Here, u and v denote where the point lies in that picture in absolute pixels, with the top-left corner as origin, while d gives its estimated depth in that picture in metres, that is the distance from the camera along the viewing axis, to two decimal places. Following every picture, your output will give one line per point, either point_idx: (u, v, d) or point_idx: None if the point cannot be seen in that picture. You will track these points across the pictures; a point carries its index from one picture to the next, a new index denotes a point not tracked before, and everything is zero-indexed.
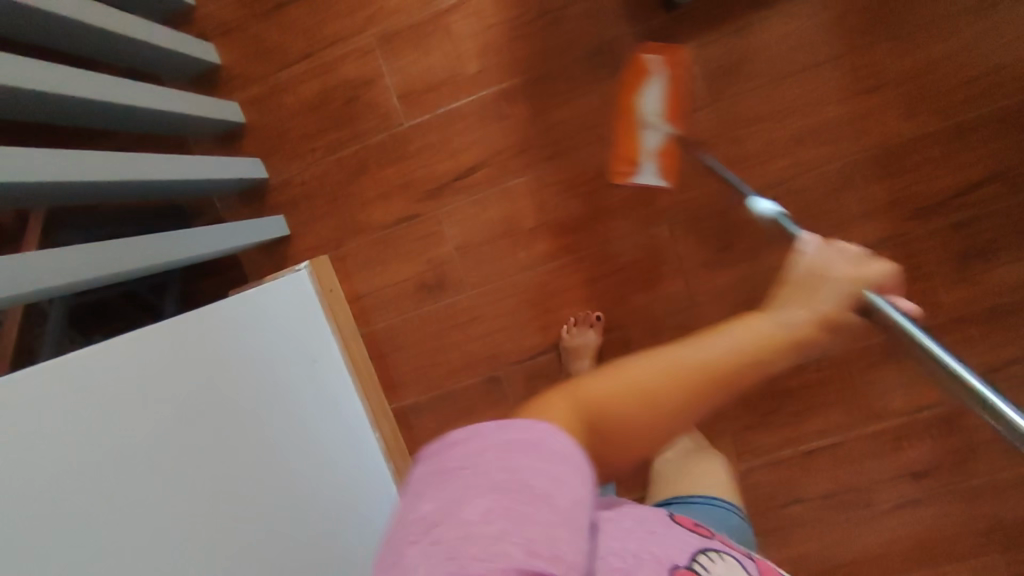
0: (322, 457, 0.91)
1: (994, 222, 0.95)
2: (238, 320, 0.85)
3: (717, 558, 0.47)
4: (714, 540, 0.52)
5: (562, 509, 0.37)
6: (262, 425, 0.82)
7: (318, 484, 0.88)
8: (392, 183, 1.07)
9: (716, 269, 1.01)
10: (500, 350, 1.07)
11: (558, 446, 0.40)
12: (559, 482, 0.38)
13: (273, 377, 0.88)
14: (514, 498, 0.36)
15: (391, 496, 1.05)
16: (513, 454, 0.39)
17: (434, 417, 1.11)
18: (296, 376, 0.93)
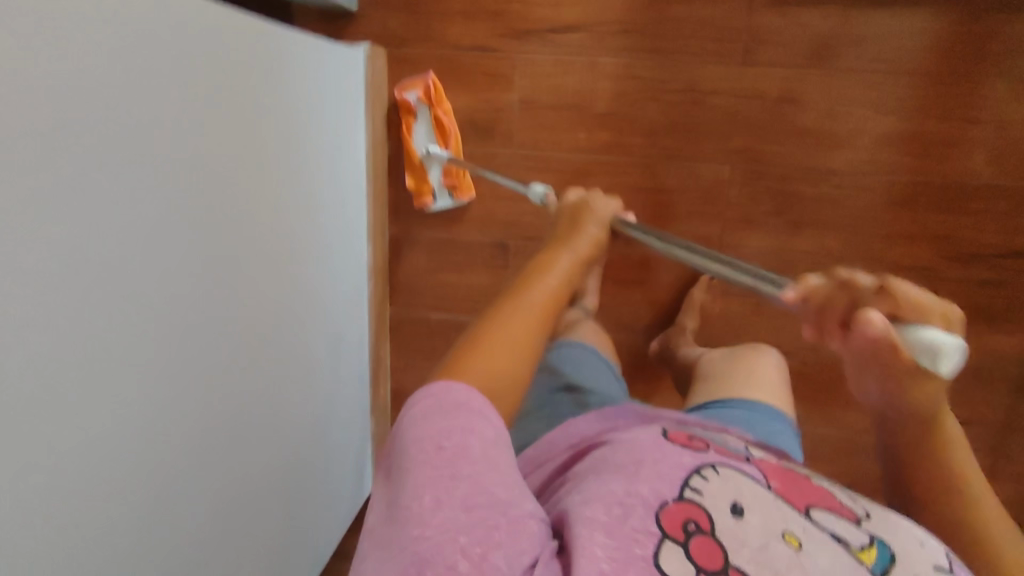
0: (313, 240, 0.85)
1: (1017, 292, 0.98)
2: (291, 55, 0.76)
3: (711, 476, 0.53)
4: (711, 453, 0.58)
5: (475, 456, 0.47)
6: (276, 175, 0.75)
7: (308, 272, 0.85)
8: (481, 6, 0.99)
9: (754, 230, 1.00)
10: (518, 219, 1.04)
11: (467, 400, 0.51)
12: (481, 430, 0.49)
13: (306, 140, 0.81)
14: (435, 464, 0.47)
15: (360, 317, 1.04)
16: (438, 443, 0.48)
17: (427, 256, 1.08)
18: (321, 146, 0.86)
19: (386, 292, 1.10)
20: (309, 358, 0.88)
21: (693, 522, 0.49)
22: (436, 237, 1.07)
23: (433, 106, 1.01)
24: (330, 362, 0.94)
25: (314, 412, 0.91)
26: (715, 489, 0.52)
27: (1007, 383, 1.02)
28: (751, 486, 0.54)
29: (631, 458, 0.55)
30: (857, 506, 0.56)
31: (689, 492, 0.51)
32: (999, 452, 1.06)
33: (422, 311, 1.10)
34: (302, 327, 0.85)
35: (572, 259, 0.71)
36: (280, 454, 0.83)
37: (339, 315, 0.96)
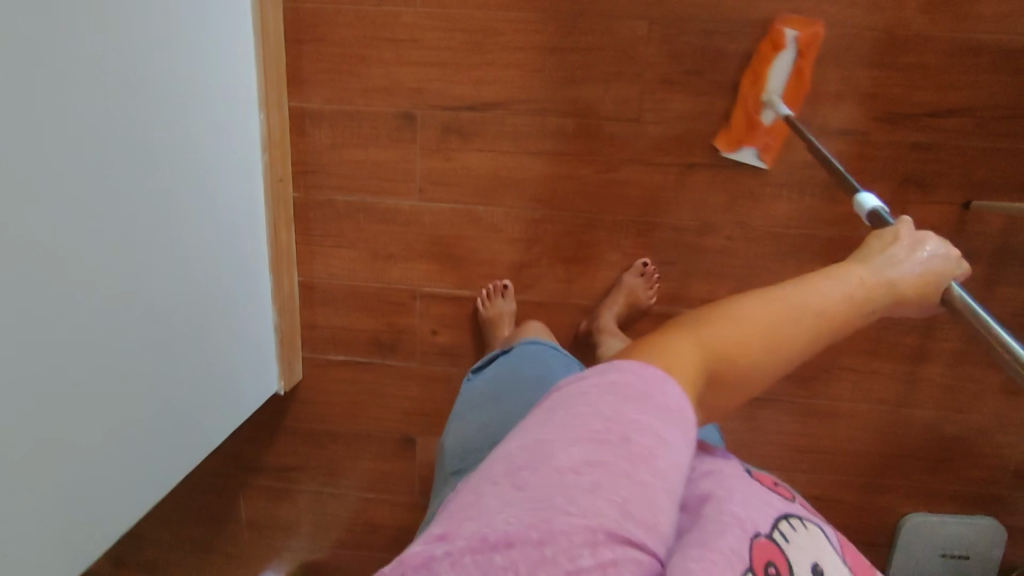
0: (192, 119, 0.81)
1: (950, 157, 0.93)
2: None
3: (799, 527, 0.43)
4: (796, 502, 0.47)
5: (658, 469, 0.36)
6: (139, 37, 0.69)
7: (176, 128, 0.78)
8: None
9: (676, 93, 0.95)
10: (427, 88, 0.97)
11: (671, 399, 0.40)
12: (663, 434, 0.38)
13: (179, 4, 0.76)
14: (608, 444, 0.37)
15: (254, 192, 0.97)
16: (609, 419, 0.38)
17: (331, 131, 1.01)
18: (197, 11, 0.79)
19: (290, 172, 1.02)
20: (182, 226, 0.81)
21: (775, 566, 0.38)
22: (339, 110, 0.99)
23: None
24: (211, 235, 0.88)
25: (191, 287, 0.85)
26: (801, 543, 0.42)
27: None
28: (833, 555, 0.43)
29: (721, 488, 0.45)
30: None
31: (775, 535, 0.41)
32: (929, 332, 1.03)
33: (331, 193, 1.03)
34: (170, 190, 0.78)
35: (878, 280, 0.52)
36: (146, 326, 0.77)
37: (222, 183, 0.89)
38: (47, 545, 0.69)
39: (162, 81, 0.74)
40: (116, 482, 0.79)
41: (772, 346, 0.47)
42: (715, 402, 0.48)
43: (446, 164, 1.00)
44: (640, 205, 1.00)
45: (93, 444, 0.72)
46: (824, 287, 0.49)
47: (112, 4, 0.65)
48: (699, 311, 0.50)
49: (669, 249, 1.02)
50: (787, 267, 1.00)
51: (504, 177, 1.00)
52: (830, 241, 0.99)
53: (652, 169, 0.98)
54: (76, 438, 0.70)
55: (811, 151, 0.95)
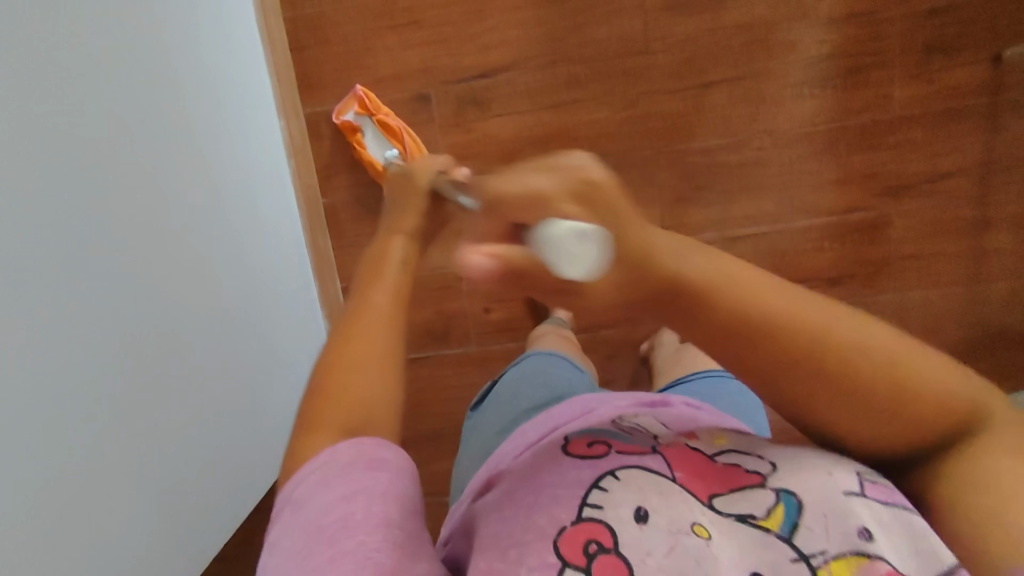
0: (211, 124, 0.82)
1: (965, 16, 0.93)
2: None
3: (613, 483, 0.44)
4: (609, 451, 0.47)
5: (360, 523, 0.41)
6: (150, 42, 0.72)
7: (196, 112, 0.79)
8: None
9: (679, 16, 0.96)
10: (438, 65, 0.99)
11: (349, 458, 0.45)
12: (369, 490, 0.43)
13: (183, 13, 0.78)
14: (332, 539, 0.40)
15: (286, 196, 0.99)
16: (327, 494, 0.42)
17: (352, 129, 1.02)
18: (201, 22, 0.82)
19: (315, 177, 1.03)
20: (218, 198, 0.83)
21: (596, 542, 0.41)
22: (356, 106, 1.01)
23: (373, 114, 0.98)
24: (249, 218, 0.89)
25: (239, 261, 0.85)
26: (618, 498, 0.43)
27: (983, 118, 0.96)
28: (658, 483, 0.44)
29: (528, 489, 0.46)
30: (765, 461, 0.46)
31: (586, 510, 0.42)
32: (989, 200, 0.98)
33: (359, 191, 1.03)
34: (204, 159, 0.80)
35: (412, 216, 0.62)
36: (191, 305, 0.75)
37: (252, 174, 0.91)
38: (112, 532, 0.64)
39: (184, 55, 0.78)
40: (194, 496, 0.76)
41: (391, 364, 0.51)
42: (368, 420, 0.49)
43: (468, 138, 1.01)
44: (666, 135, 0.99)
45: (159, 429, 0.69)
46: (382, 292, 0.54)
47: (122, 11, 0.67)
48: (330, 344, 0.53)
49: (702, 170, 1.00)
50: (824, 163, 0.99)
51: (527, 137, 1.00)
52: (864, 127, 0.97)
53: (672, 96, 0.98)
54: (149, 443, 0.68)
55: (823, 43, 0.95)
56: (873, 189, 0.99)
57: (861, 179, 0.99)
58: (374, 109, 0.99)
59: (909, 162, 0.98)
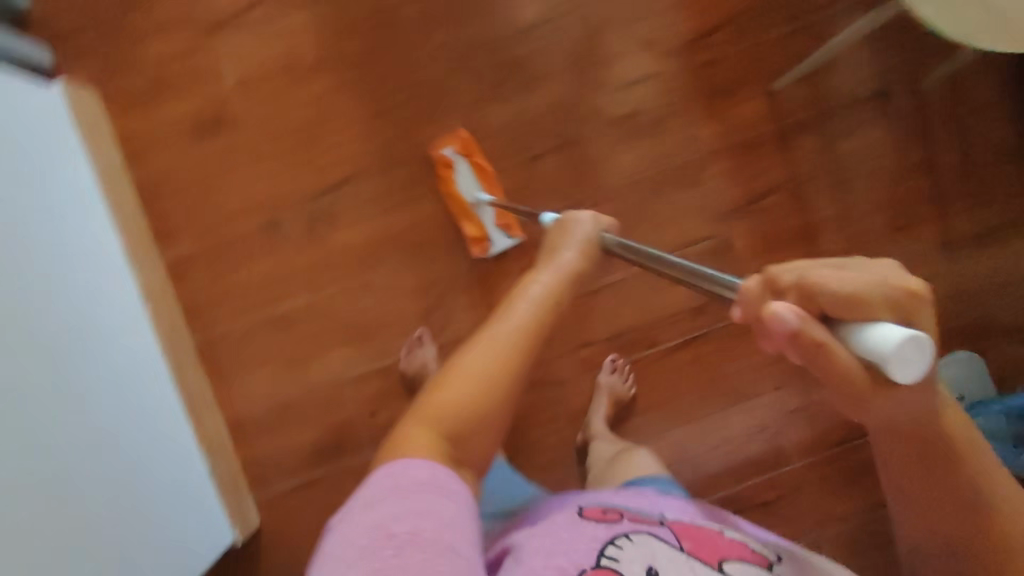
0: (63, 293, 0.81)
1: (735, 63, 1.07)
2: None
3: (624, 544, 0.56)
4: (622, 522, 0.61)
5: (431, 540, 0.46)
6: None
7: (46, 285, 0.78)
8: (164, 21, 1.01)
9: (493, 106, 1.05)
10: (283, 190, 1.03)
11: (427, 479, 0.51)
12: (442, 509, 0.49)
13: (24, 191, 0.79)
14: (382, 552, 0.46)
15: (145, 339, 0.96)
16: (396, 505, 0.48)
17: (210, 266, 1.04)
18: (43, 195, 0.83)
19: (180, 318, 1.03)
20: (67, 363, 0.78)
21: None
22: (210, 244, 1.03)
23: (468, 155, 1.04)
24: (107, 375, 0.85)
25: (99, 422, 0.80)
26: (630, 553, 0.55)
27: (775, 143, 1.09)
28: (664, 547, 0.57)
29: (547, 543, 0.58)
30: (771, 553, 0.63)
31: (603, 562, 0.54)
32: (806, 208, 1.09)
33: (228, 325, 1.04)
34: (43, 328, 0.76)
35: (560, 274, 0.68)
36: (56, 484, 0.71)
37: (105, 327, 0.88)
38: None
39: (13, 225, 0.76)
40: None
41: (476, 409, 0.57)
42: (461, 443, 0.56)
43: (324, 251, 1.05)
44: (510, 211, 1.05)
45: None
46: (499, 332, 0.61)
47: None
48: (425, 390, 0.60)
49: (548, 237, 1.07)
50: (657, 206, 1.08)
51: (380, 239, 1.05)
52: (681, 169, 1.08)
53: (504, 175, 1.06)
54: None
55: (624, 104, 1.07)
56: (705, 220, 1.09)
57: (694, 215, 1.09)
58: (469, 150, 1.05)
59: (729, 191, 1.09)
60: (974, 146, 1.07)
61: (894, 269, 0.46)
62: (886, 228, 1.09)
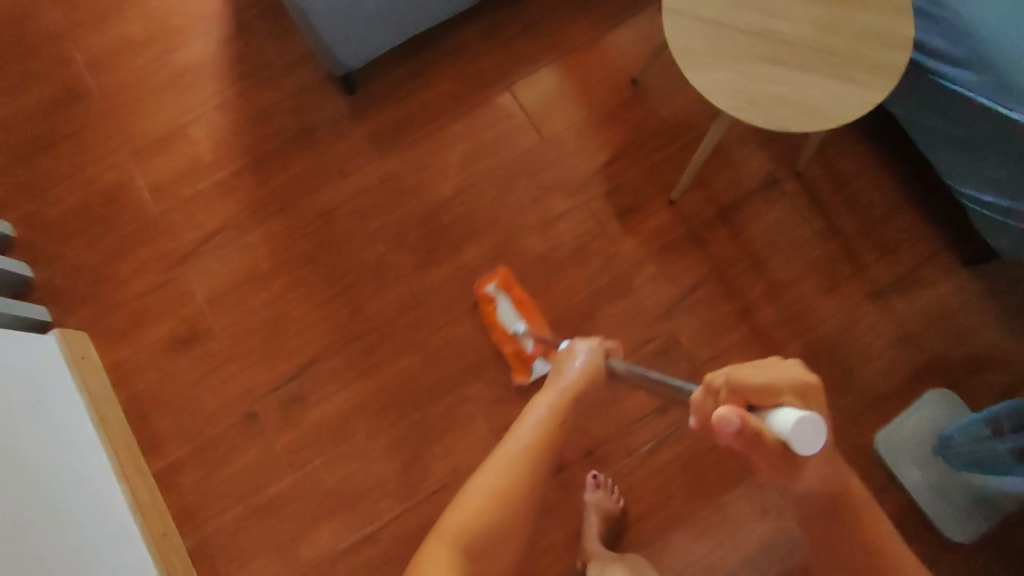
0: (48, 519, 0.87)
1: (635, 186, 1.22)
2: None
3: None
4: None
5: None
6: None
7: (28, 512, 0.84)
8: (142, 261, 1.17)
9: (432, 267, 1.17)
10: (257, 383, 1.13)
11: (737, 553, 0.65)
12: None
13: (10, 431, 0.88)
14: None
15: (140, 550, 0.99)
16: None
17: (198, 468, 1.10)
18: (32, 432, 0.92)
19: (174, 527, 1.07)
20: None
21: None
22: (197, 447, 1.11)
23: (509, 290, 1.16)
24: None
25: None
26: None
27: (690, 243, 1.20)
28: None
29: None
30: None
31: None
32: (734, 293, 1.19)
33: (220, 522, 1.08)
34: (35, 551, 0.82)
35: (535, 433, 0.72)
36: None
37: (99, 546, 0.92)
38: None
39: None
40: None
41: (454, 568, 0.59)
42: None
43: (300, 430, 1.11)
44: (464, 356, 1.14)
45: None
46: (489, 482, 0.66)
47: None
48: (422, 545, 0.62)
49: (504, 371, 1.14)
50: (599, 321, 1.16)
51: (351, 408, 1.12)
52: (611, 284, 1.18)
53: (454, 324, 1.15)
54: None
55: (547, 241, 1.20)
56: (647, 324, 1.16)
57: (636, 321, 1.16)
58: (509, 285, 1.16)
59: (660, 293, 1.18)
60: (864, 205, 1.21)
61: (799, 367, 0.53)
62: (814, 291, 1.19)
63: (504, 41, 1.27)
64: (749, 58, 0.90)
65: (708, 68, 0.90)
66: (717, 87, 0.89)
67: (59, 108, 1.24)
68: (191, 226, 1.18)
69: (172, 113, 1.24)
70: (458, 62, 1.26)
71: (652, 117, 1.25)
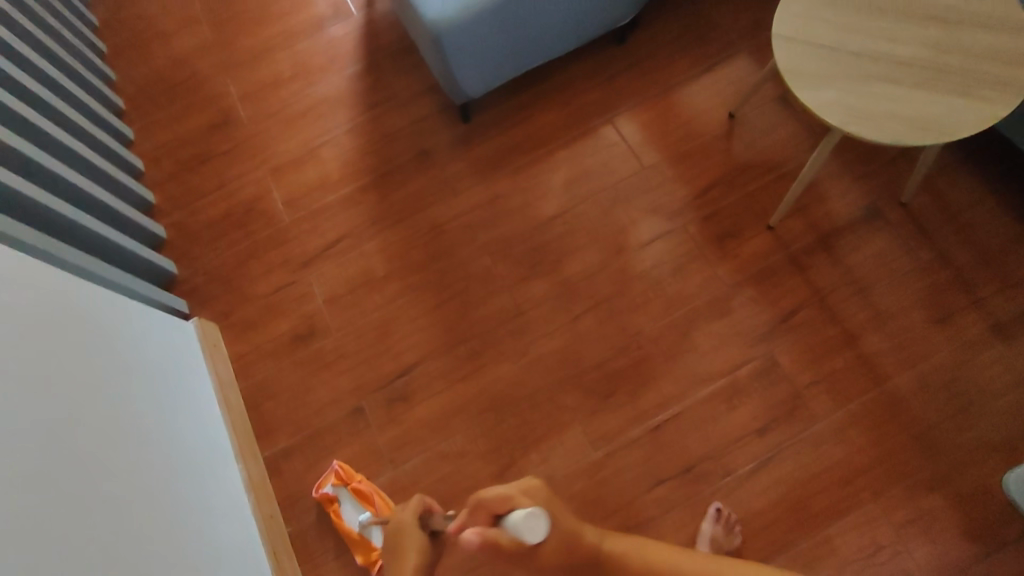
0: (181, 482, 0.94)
1: (732, 211, 1.25)
2: (125, 341, 0.99)
3: None
4: None
5: None
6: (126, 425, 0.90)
7: (167, 472, 0.93)
8: (271, 265, 1.29)
9: (533, 280, 1.23)
10: (363, 380, 1.19)
11: None
12: None
13: (155, 402, 0.98)
14: None
15: (247, 528, 1.03)
16: None
17: (304, 457, 1.15)
18: (171, 406, 1.02)
19: (278, 511, 1.11)
20: (183, 541, 0.88)
21: None
22: (304, 437, 1.17)
23: (348, 483, 1.10)
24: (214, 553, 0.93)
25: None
26: None
27: (789, 267, 1.21)
28: None
29: None
30: None
31: None
32: (837, 318, 1.17)
33: (319, 510, 1.12)
34: (161, 506, 0.88)
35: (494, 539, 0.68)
36: None
37: (213, 515, 0.97)
38: None
39: (137, 423, 0.92)
40: None
41: None
42: None
43: (400, 427, 1.15)
44: (560, 365, 1.16)
45: None
46: None
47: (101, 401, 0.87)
48: None
49: (600, 382, 1.15)
50: (696, 339, 1.17)
51: (449, 408, 1.15)
52: (707, 303, 1.19)
53: (552, 334, 1.19)
54: None
55: (646, 260, 1.23)
56: (746, 344, 1.16)
57: (733, 340, 1.16)
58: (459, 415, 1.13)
59: (758, 314, 1.18)
60: (978, 238, 1.18)
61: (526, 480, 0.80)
62: (926, 321, 1.15)
63: (609, 78, 1.37)
64: (860, 77, 0.91)
65: (820, 86, 0.92)
66: (829, 104, 0.90)
67: (216, 135, 1.43)
68: (316, 236, 1.30)
69: (307, 137, 1.39)
70: (564, 97, 1.36)
71: (750, 148, 1.29)
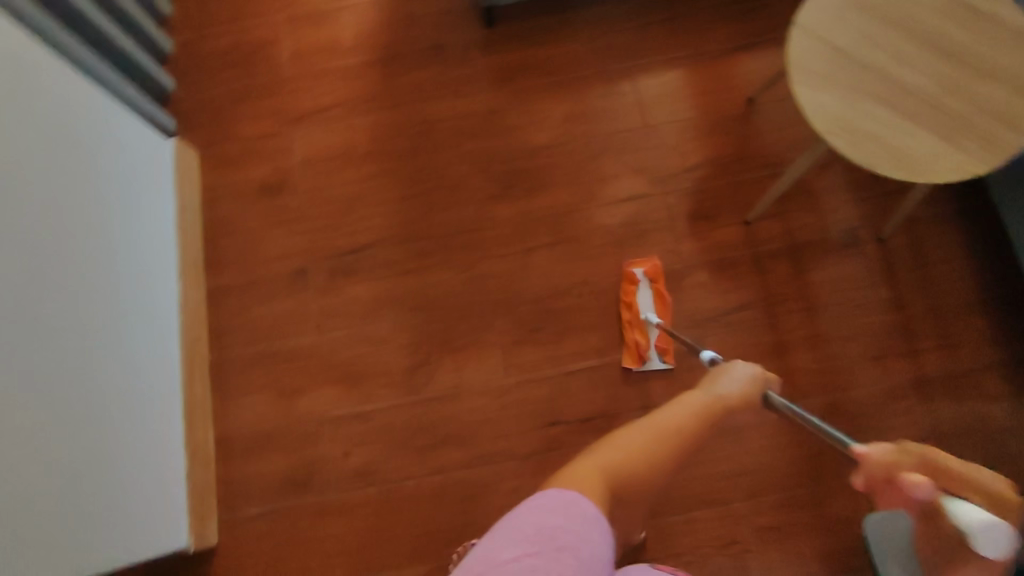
0: (117, 281, 1.00)
1: (716, 195, 1.24)
2: (98, 136, 1.02)
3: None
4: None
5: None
6: (77, 213, 0.94)
7: (106, 269, 0.98)
8: (262, 110, 1.30)
9: (503, 202, 1.24)
10: (315, 245, 1.22)
11: None
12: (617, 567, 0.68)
13: (112, 202, 1.02)
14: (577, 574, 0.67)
15: (168, 345, 1.09)
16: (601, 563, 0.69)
17: (240, 298, 1.20)
18: (127, 211, 1.06)
19: (205, 338, 1.17)
20: (102, 333, 0.94)
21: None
22: (246, 279, 1.21)
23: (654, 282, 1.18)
24: (124, 353, 0.98)
25: (106, 384, 0.93)
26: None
27: (751, 264, 1.21)
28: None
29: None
30: None
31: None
32: (776, 325, 1.18)
33: (239, 348, 1.16)
34: (88, 295, 0.93)
35: (686, 413, 0.73)
36: (59, 412, 0.83)
37: (138, 323, 1.03)
38: None
39: (87, 211, 0.96)
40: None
41: (631, 461, 0.65)
42: (627, 483, 0.65)
43: (336, 297, 1.18)
44: (502, 286, 1.18)
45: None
46: (629, 446, 0.66)
47: (58, 185, 0.91)
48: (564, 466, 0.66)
49: (532, 315, 1.17)
50: (637, 304, 1.19)
51: (386, 295, 1.18)
52: (660, 275, 1.21)
53: (503, 257, 1.20)
54: None
55: (616, 216, 1.23)
56: (682, 323, 1.18)
57: (672, 317, 1.18)
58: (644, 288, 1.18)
59: (705, 299, 1.19)
60: (938, 292, 1.18)
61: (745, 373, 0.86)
62: (858, 353, 1.16)
63: (642, 26, 1.32)
64: (869, 92, 0.89)
65: (824, 87, 0.89)
66: (823, 108, 0.88)
67: None
68: (313, 95, 1.30)
69: None
70: (594, 31, 1.32)
71: (757, 138, 1.27)
